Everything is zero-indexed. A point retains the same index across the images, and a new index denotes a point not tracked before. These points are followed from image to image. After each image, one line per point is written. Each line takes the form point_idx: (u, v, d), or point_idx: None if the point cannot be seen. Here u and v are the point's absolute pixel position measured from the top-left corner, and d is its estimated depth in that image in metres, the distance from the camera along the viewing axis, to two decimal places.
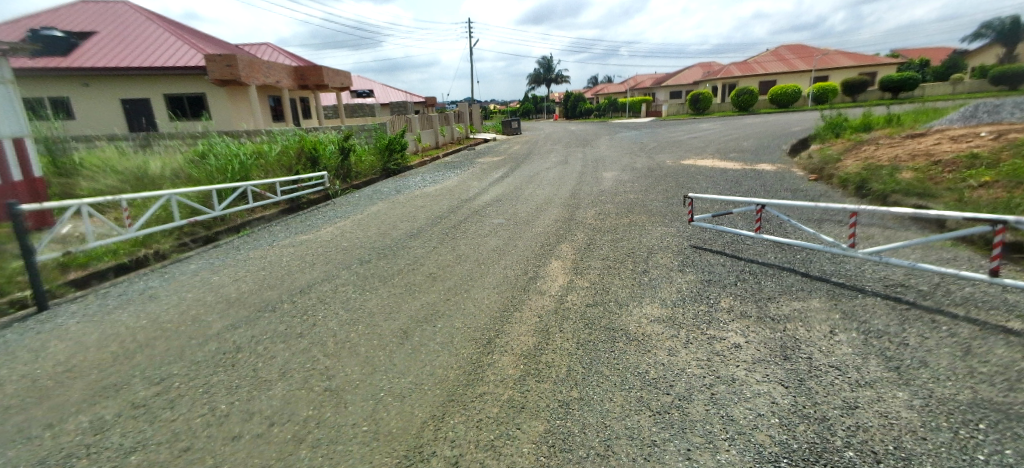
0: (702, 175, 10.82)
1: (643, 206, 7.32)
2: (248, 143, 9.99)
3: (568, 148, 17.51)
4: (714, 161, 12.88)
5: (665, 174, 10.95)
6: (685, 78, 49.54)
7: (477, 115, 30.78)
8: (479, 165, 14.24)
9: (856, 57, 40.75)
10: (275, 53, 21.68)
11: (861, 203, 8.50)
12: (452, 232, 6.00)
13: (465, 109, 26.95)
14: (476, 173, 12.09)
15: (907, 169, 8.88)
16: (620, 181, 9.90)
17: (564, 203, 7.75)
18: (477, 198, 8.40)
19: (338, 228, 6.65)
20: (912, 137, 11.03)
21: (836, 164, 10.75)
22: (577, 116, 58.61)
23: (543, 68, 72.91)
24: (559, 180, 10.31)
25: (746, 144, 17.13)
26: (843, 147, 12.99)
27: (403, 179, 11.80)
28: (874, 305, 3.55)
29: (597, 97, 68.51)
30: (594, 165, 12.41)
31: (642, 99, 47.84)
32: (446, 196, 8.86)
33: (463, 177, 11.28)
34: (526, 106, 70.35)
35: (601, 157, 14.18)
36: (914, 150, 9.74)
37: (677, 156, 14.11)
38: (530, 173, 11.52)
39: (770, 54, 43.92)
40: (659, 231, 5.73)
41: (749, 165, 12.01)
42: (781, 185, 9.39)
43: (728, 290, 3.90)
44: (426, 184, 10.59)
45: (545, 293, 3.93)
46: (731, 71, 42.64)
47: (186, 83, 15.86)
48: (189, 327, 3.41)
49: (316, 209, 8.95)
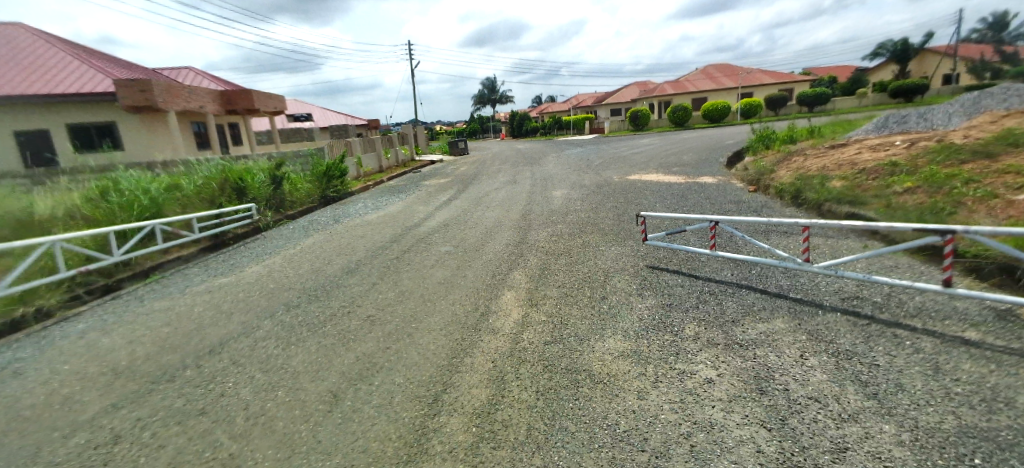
0: (648, 190, 10.94)
1: (594, 225, 7.17)
2: (163, 176, 9.03)
3: (516, 167, 17.39)
4: (658, 176, 13.12)
5: (613, 190, 10.98)
6: (624, 96, 51.56)
7: (422, 137, 30.23)
8: (425, 188, 13.74)
9: (776, 74, 44.00)
10: (198, 79, 20.37)
11: (799, 211, 8.80)
12: (393, 265, 5.50)
13: (409, 131, 26.38)
14: (421, 197, 11.57)
15: (836, 178, 9.30)
16: (569, 199, 9.78)
17: (514, 225, 7.45)
18: (423, 225, 7.94)
19: (264, 267, 5.97)
20: (837, 147, 11.69)
21: (772, 175, 11.19)
22: (522, 135, 59.39)
23: (487, 88, 73.63)
24: (508, 201, 10.04)
25: (686, 157, 17.71)
26: (776, 158, 13.62)
27: (343, 207, 11.11)
28: (836, 321, 3.43)
29: (541, 116, 69.91)
30: (543, 184, 12.29)
31: (584, 117, 49.22)
32: (388, 224, 8.30)
33: (407, 203, 10.73)
34: (472, 127, 70.59)
35: (549, 175, 14.13)
36: (840, 159, 10.27)
37: (622, 171, 14.30)
38: (477, 195, 11.17)
39: (700, 72, 46.59)
40: (614, 252, 5.52)
41: (691, 178, 12.31)
42: (724, 197, 9.60)
43: (693, 314, 3.67)
44: (367, 212, 9.97)
45: (498, 331, 3.54)
46: (666, 88, 44.77)
47: (92, 112, 14.42)
48: (56, 412, 2.75)
49: (243, 245, 8.13)
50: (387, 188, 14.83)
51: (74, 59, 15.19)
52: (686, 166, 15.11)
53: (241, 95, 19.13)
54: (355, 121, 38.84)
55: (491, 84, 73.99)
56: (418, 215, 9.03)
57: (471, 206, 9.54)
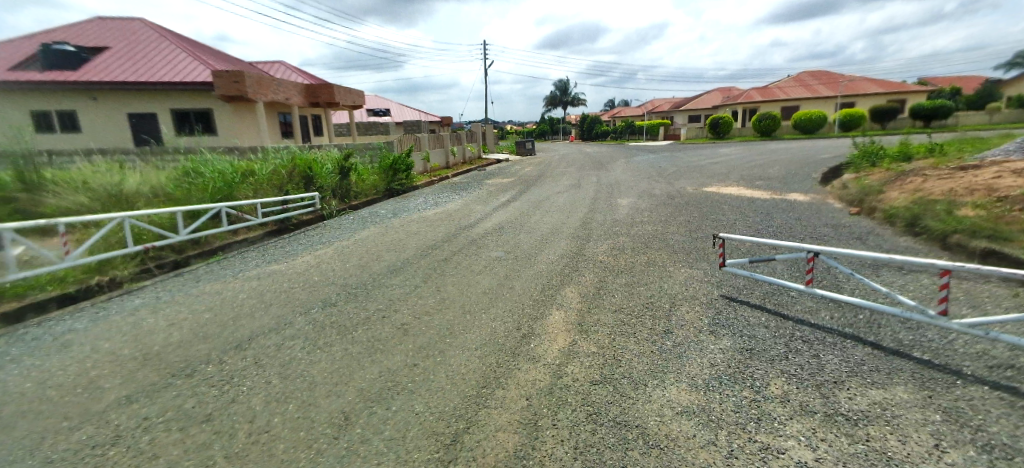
0: (727, 205, 9.94)
1: (662, 241, 6.49)
2: (241, 159, 9.45)
3: (583, 171, 16.77)
4: (739, 189, 11.98)
5: (687, 202, 10.09)
6: (705, 102, 48.84)
7: (492, 135, 30.32)
8: (487, 187, 13.54)
9: (884, 84, 39.60)
10: (287, 71, 21.67)
11: (912, 242, 7.51)
12: (440, 268, 5.23)
13: (479, 129, 26.53)
14: (482, 196, 11.36)
15: (962, 207, 7.88)
16: (636, 209, 9.08)
17: (573, 234, 6.95)
18: (478, 225, 7.65)
19: (317, 257, 5.93)
20: (963, 170, 10.00)
21: (878, 197, 9.77)
22: (593, 138, 58.15)
23: (561, 89, 73.00)
24: (570, 206, 9.52)
25: (772, 171, 16.18)
26: (882, 179, 11.96)
27: (405, 201, 11.16)
28: (983, 401, 2.69)
29: (614, 120, 68.17)
30: (610, 191, 11.62)
31: (660, 122, 47.19)
32: (445, 222, 8.11)
33: (468, 201, 10.56)
34: (543, 127, 70.24)
35: (617, 181, 13.39)
36: (969, 185, 8.73)
37: (698, 182, 13.24)
38: (539, 198, 10.75)
39: (793, 80, 43.03)
40: (683, 276, 4.87)
41: (778, 195, 11.09)
42: (818, 219, 8.46)
43: (780, 367, 3.07)
44: (427, 207, 9.90)
45: (540, 362, 3.10)
46: (753, 95, 41.77)
47: (194, 98, 15.64)
48: (74, 398, 2.63)
49: (304, 231, 8.29)
50: (450, 184, 14.82)
51: (183, 50, 16.60)
52: (772, 182, 13.72)
53: (325, 88, 20.12)
54: (428, 117, 39.85)
55: (565, 85, 73.25)
56: (476, 214, 8.78)
57: (531, 210, 9.14)
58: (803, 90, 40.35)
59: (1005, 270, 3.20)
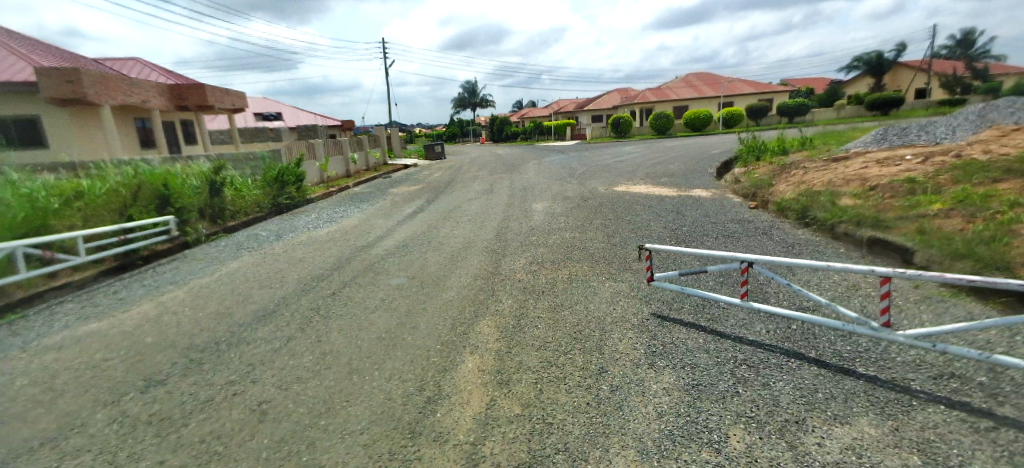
0: (639, 203, 9.91)
1: (581, 249, 6.04)
2: (67, 179, 7.52)
3: (494, 174, 16.22)
4: (647, 187, 12.13)
5: (602, 202, 9.91)
6: (606, 103, 51.09)
7: (397, 139, 28.79)
8: (392, 196, 12.43)
9: (756, 84, 44.03)
10: (145, 70, 18.65)
11: (808, 232, 7.84)
12: (324, 307, 4.23)
13: (382, 133, 24.97)
14: (384, 208, 10.25)
15: (845, 195, 8.41)
16: (550, 214, 8.67)
17: (486, 248, 6.26)
18: (378, 245, 6.67)
19: (160, 304, 4.63)
20: (838, 160, 10.88)
21: (770, 189, 10.30)
22: (503, 139, 58.41)
23: (467, 92, 72.50)
24: (482, 214, 8.84)
25: (674, 167, 16.84)
26: (771, 171, 12.76)
27: (293, 218, 9.76)
28: (947, 424, 2.32)
29: (522, 121, 69.12)
30: (523, 195, 11.14)
31: (566, 122, 48.47)
32: (336, 242, 6.98)
33: (367, 215, 9.42)
34: (452, 131, 69.38)
35: (529, 184, 12.99)
36: (846, 174, 9.42)
37: (608, 181, 13.28)
38: (448, 207, 9.92)
39: (682, 81, 46.37)
40: (608, 292, 4.39)
41: (684, 191, 11.34)
42: (724, 212, 8.60)
43: (732, 408, 2.53)
44: (319, 224, 8.65)
45: (446, 446, 2.30)
46: (648, 95, 44.35)
47: (11, 104, 12.65)
48: None
49: (157, 266, 6.72)
50: (350, 195, 13.44)
51: None
52: (676, 178, 14.18)
53: (194, 90, 17.56)
54: (328, 122, 37.14)
55: (472, 87, 72.91)
56: (375, 230, 7.75)
57: (439, 221, 8.32)
58: (691, 90, 43.62)
59: (951, 276, 2.68)
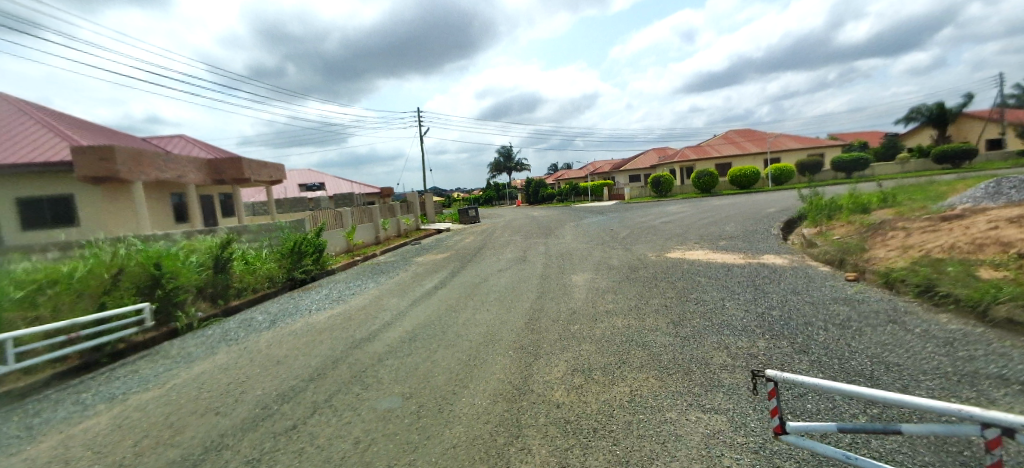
0: (701, 272, 8.27)
1: (642, 349, 4.49)
2: (54, 261, 6.76)
3: (529, 239, 15.01)
4: (706, 253, 10.47)
5: (656, 273, 8.34)
6: (643, 163, 50.20)
7: (432, 204, 28.49)
8: (417, 267, 11.34)
9: (804, 139, 42.14)
10: (188, 146, 19.26)
11: (940, 313, 5.99)
12: (268, 458, 2.86)
13: (416, 199, 24.69)
14: (403, 282, 9.08)
15: (979, 266, 6.55)
16: (594, 290, 7.19)
17: (515, 344, 4.80)
18: (380, 337, 5.37)
19: (65, 441, 3.36)
20: (945, 220, 8.97)
21: (864, 257, 8.51)
22: (539, 201, 58.09)
23: (503, 156, 73.88)
24: (513, 291, 7.46)
25: (728, 228, 15.14)
26: (853, 234, 10.90)
27: (305, 296, 8.73)
28: None
29: (558, 182, 69.12)
30: (561, 264, 9.74)
31: (602, 183, 47.50)
32: (335, 332, 5.73)
33: (383, 291, 8.24)
34: (489, 194, 70.12)
35: (568, 251, 11.59)
36: (969, 238, 7.54)
37: (658, 246, 11.72)
38: (476, 280, 8.64)
39: (722, 138, 45.05)
40: (699, 443, 2.80)
41: (751, 258, 9.63)
42: (815, 286, 6.85)
43: None
44: (326, 305, 7.53)
45: None
46: (688, 153, 43.11)
47: (47, 182, 12.70)
48: None
49: (124, 363, 5.62)
50: (374, 265, 12.47)
51: (43, 125, 13.82)
52: (736, 241, 12.44)
53: (232, 163, 17.89)
54: (366, 188, 37.78)
55: (508, 152, 74.34)
56: (385, 313, 6.51)
57: (462, 300, 6.98)
58: (733, 147, 42.14)
59: None
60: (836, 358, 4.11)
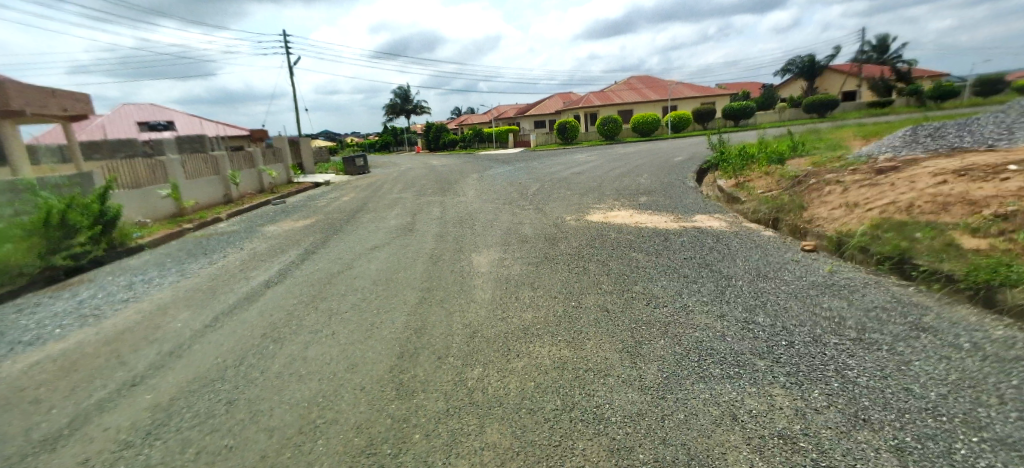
0: (636, 243, 6.51)
1: (595, 437, 2.41)
2: None
3: (422, 196, 12.37)
4: (632, 213, 8.83)
5: (580, 247, 6.41)
6: (547, 108, 48.67)
7: (309, 152, 24.07)
8: (260, 241, 8.28)
9: (699, 87, 43.15)
10: None
11: (916, 287, 4.61)
12: None
13: (286, 146, 20.41)
14: (224, 273, 6.14)
15: (954, 231, 5.32)
16: (501, 282, 5.00)
17: (351, 441, 2.44)
18: (86, 427, 2.70)
19: None
20: (882, 172, 8.05)
21: (806, 216, 7.26)
22: (440, 148, 54.42)
23: (400, 98, 67.84)
24: (384, 288, 5.02)
25: (643, 179, 13.87)
26: (776, 187, 9.83)
27: (45, 302, 5.48)
28: None
29: (461, 128, 65.57)
30: (458, 236, 7.43)
31: (505, 129, 45.19)
32: (2, 415, 2.91)
33: (181, 293, 5.31)
34: (386, 140, 64.53)
35: (468, 214, 9.31)
36: (926, 194, 6.45)
37: (575, 205, 9.93)
38: (335, 266, 6.02)
39: (624, 84, 44.68)
40: None
41: (684, 219, 8.15)
42: (780, 263, 5.33)
43: None
44: (60, 328, 4.50)
45: None
46: (591, 99, 42.15)
47: None
48: None
49: None
50: (202, 239, 9.10)
51: None
52: (657, 196, 11.05)
53: None
54: (229, 131, 31.53)
55: (405, 93, 68.39)
56: (145, 351, 3.74)
57: (294, 313, 4.39)
58: (634, 94, 41.97)
59: None
60: (927, 437, 2.25)
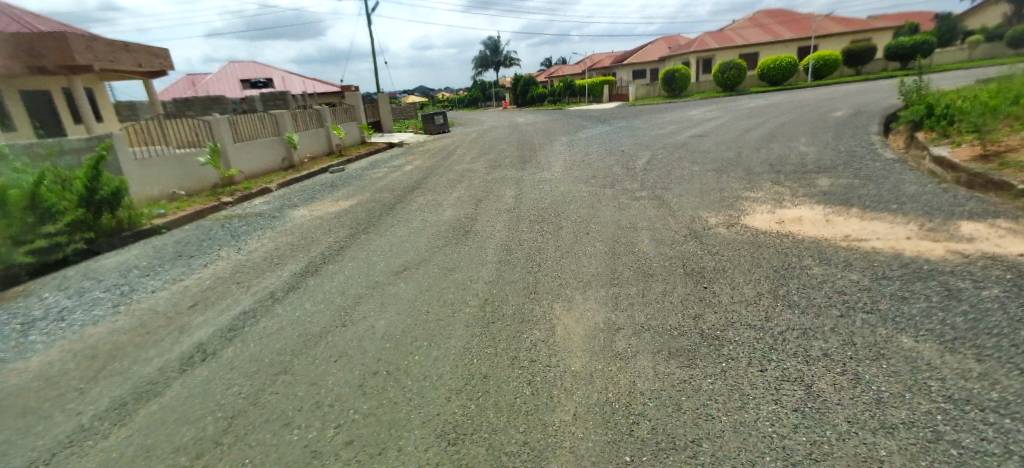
0: (893, 307, 3.20)
1: None
2: None
3: (496, 169, 9.69)
4: (824, 216, 5.37)
5: (767, 309, 3.30)
6: (651, 55, 42.85)
7: (387, 109, 22.28)
8: (274, 233, 6.15)
9: (849, 23, 34.72)
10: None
11: None
12: None
13: (359, 103, 18.70)
14: (174, 303, 3.93)
15: None
16: (616, 440, 2.13)
17: None
18: None
19: None
20: None
21: None
22: (529, 102, 51.15)
23: (490, 49, 64.60)
24: (366, 416, 2.39)
25: (803, 148, 9.88)
26: None
27: None
28: None
29: (551, 81, 61.38)
30: (536, 252, 4.65)
31: (602, 80, 40.54)
32: None
33: (68, 358, 3.15)
34: (475, 95, 62.45)
35: (556, 204, 6.45)
36: None
37: (717, 195, 6.59)
38: (323, 314, 3.52)
39: (749, 23, 37.42)
40: None
41: (938, 233, 4.56)
42: None
43: None
44: None
45: None
46: (708, 41, 35.79)
47: None
48: None
49: None
50: (221, 220, 7.16)
51: None
52: (847, 178, 7.21)
53: (52, 42, 12.11)
54: (318, 88, 31.02)
55: (496, 44, 64.95)
56: None
57: None
58: (761, 34, 34.92)
59: None
60: None
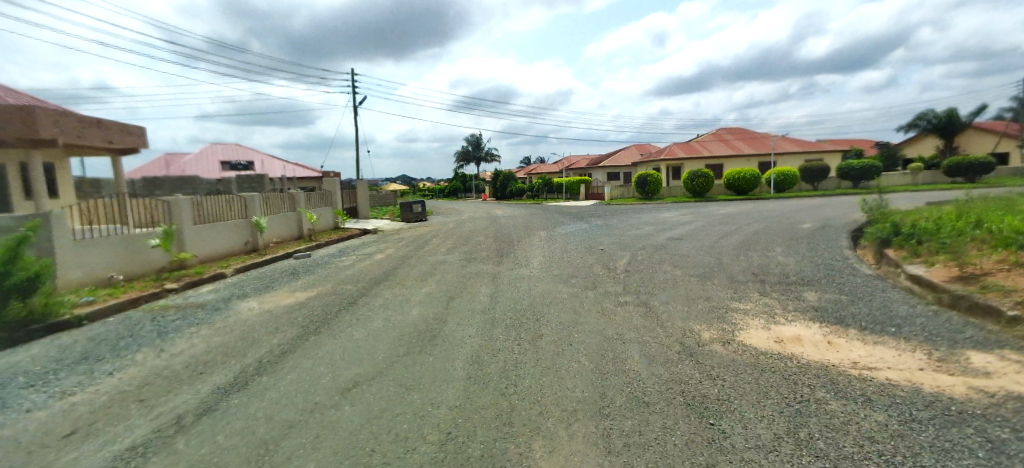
0: (940, 464, 2.66)
1: None
2: None
3: (471, 263, 9.24)
4: (822, 336, 4.99)
5: (793, 461, 2.71)
6: (625, 159, 45.43)
7: (366, 196, 22.21)
8: (212, 329, 5.37)
9: (803, 142, 37.92)
10: None
11: None
12: None
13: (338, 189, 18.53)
14: (46, 431, 3.08)
15: None
16: None
17: None
18: None
19: None
20: None
21: None
22: (508, 196, 52.61)
23: (472, 145, 67.79)
24: None
25: (781, 257, 9.86)
26: None
27: None
28: None
29: (530, 177, 63.96)
30: (511, 368, 4.02)
31: (578, 179, 42.31)
32: None
33: None
34: (455, 186, 64.14)
35: (534, 307, 5.93)
36: None
37: (705, 305, 6.21)
38: (236, 452, 2.75)
39: (714, 136, 40.53)
40: None
41: (950, 363, 4.18)
42: None
43: None
44: None
45: None
46: (677, 150, 38.28)
47: None
48: None
49: None
50: (156, 311, 6.33)
51: None
52: (831, 292, 7.01)
53: (19, 115, 11.73)
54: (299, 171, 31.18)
55: (478, 141, 68.29)
56: None
57: None
58: (725, 147, 37.67)
59: None
60: None
